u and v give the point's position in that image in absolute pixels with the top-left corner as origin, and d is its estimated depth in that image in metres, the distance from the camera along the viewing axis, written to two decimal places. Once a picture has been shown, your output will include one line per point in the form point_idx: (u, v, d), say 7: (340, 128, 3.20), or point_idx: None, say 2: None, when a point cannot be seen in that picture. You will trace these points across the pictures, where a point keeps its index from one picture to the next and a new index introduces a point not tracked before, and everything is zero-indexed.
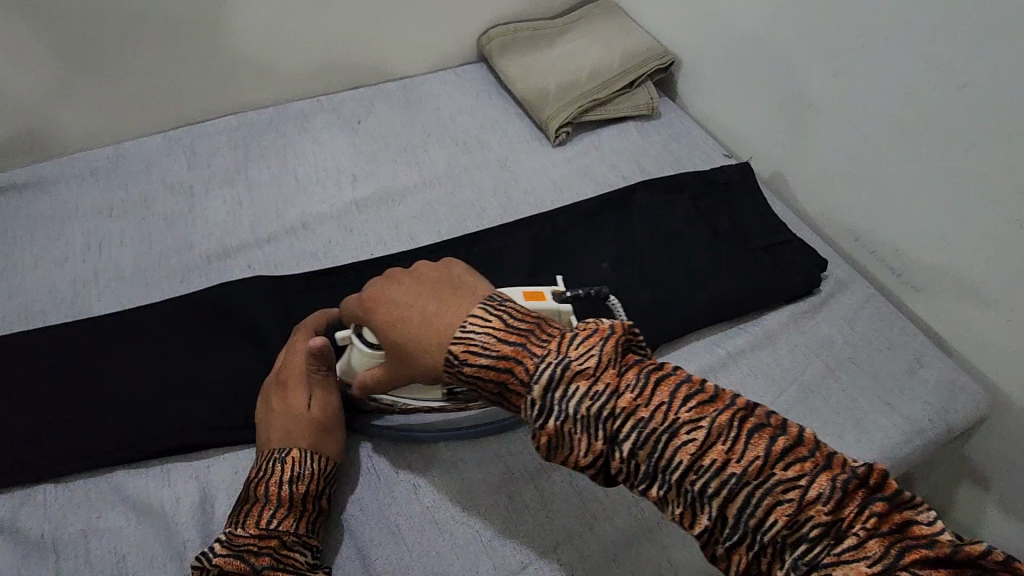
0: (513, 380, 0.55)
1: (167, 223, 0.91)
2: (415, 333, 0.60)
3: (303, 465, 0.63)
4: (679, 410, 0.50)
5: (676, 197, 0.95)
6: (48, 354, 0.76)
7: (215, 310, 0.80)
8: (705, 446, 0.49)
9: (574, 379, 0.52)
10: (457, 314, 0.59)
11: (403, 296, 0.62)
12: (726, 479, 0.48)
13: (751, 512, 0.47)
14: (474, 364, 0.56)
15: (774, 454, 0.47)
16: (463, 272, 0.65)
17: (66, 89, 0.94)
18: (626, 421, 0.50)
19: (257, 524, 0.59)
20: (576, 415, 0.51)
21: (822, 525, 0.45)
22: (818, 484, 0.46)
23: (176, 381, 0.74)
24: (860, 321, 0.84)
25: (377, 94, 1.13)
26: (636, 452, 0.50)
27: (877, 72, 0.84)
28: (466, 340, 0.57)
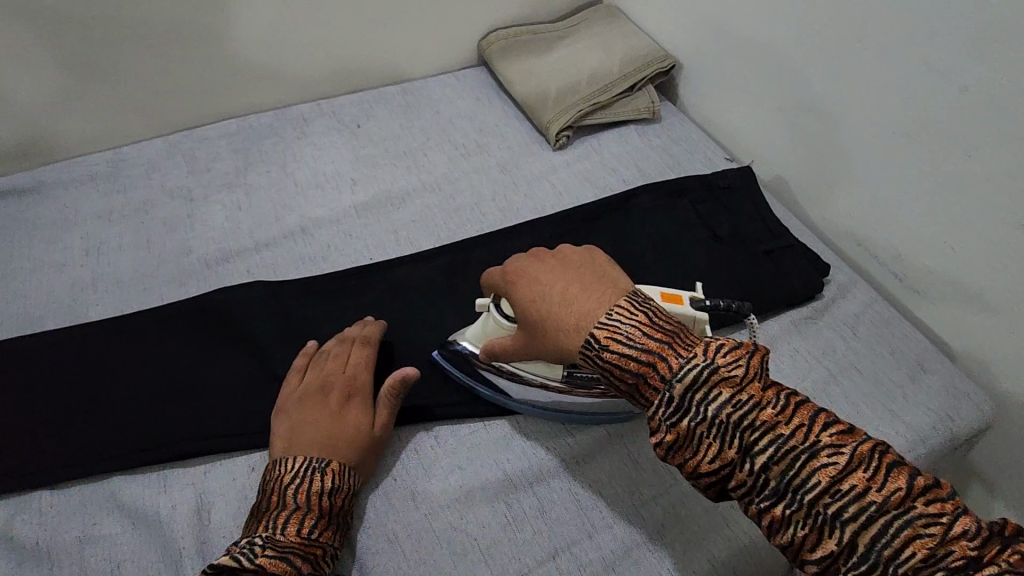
0: (651, 376, 0.55)
1: (167, 227, 0.91)
2: (558, 315, 0.61)
3: (342, 478, 0.64)
4: (821, 432, 0.49)
5: (678, 201, 0.94)
6: (45, 360, 0.75)
7: (213, 315, 0.79)
8: (843, 470, 0.48)
9: (716, 385, 0.52)
10: (601, 300, 0.59)
11: (550, 278, 0.63)
12: (863, 505, 0.46)
13: (887, 542, 0.45)
14: (616, 351, 0.56)
15: (917, 488, 0.46)
16: (607, 264, 0.64)
17: (66, 94, 0.94)
18: (764, 433, 0.50)
19: (298, 531, 0.59)
20: (713, 419, 0.51)
21: (965, 562, 0.43)
22: (962, 522, 0.45)
23: (174, 387, 0.74)
24: (863, 326, 0.83)
25: (377, 99, 1.13)
26: (769, 465, 0.50)
27: (879, 75, 0.84)
28: (610, 327, 0.57)
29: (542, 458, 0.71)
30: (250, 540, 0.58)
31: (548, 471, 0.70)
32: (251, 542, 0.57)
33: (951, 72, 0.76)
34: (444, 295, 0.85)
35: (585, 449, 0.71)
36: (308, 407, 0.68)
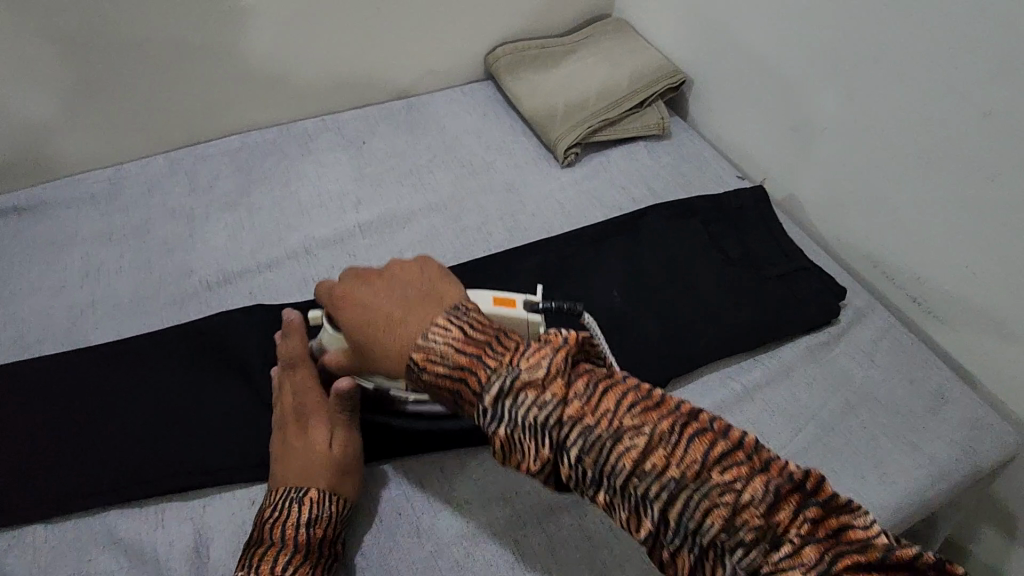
0: (466, 388, 0.55)
1: (167, 248, 0.89)
2: (381, 337, 0.61)
3: (321, 507, 0.61)
4: (623, 416, 0.51)
5: (688, 221, 0.92)
6: (42, 387, 0.74)
7: (214, 340, 0.78)
8: (647, 451, 0.49)
9: (523, 388, 0.52)
10: (422, 322, 0.59)
11: (374, 300, 0.62)
12: (665, 483, 0.48)
13: (690, 515, 0.47)
14: (432, 371, 0.57)
15: (712, 458, 0.48)
16: (434, 273, 0.65)
17: (67, 111, 0.93)
18: (573, 428, 0.51)
19: (272, 570, 0.57)
20: (524, 422, 0.52)
21: (756, 528, 0.46)
22: (752, 487, 0.47)
23: (173, 415, 0.72)
24: (880, 353, 0.81)
25: (383, 114, 1.12)
26: (583, 458, 0.51)
27: (895, 94, 0.82)
28: (426, 347, 0.57)
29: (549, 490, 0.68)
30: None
31: (555, 504, 0.67)
32: None
33: (973, 91, 0.74)
34: None
35: None
36: (276, 443, 0.67)
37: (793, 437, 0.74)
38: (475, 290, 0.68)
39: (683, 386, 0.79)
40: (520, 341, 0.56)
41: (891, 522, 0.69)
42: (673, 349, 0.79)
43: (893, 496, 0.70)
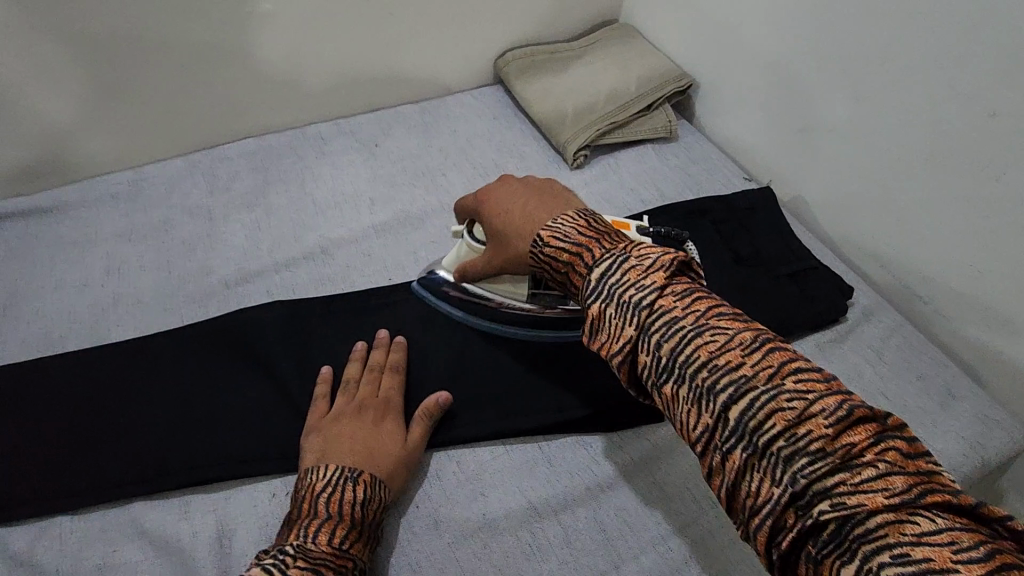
0: (578, 264, 0.59)
1: (187, 247, 0.91)
2: (516, 225, 0.67)
3: (374, 490, 0.63)
4: (712, 316, 0.51)
5: (698, 220, 0.94)
6: (67, 382, 0.75)
7: (235, 337, 0.79)
8: (725, 348, 0.49)
9: (627, 271, 0.55)
10: (554, 212, 0.65)
11: (514, 196, 0.69)
12: (737, 380, 0.48)
13: (754, 413, 0.47)
14: (554, 247, 0.61)
15: (791, 367, 0.47)
16: (565, 187, 0.70)
17: (89, 114, 0.95)
18: (659, 314, 0.52)
19: (330, 542, 0.58)
20: (618, 300, 0.54)
21: (821, 440, 0.44)
22: (825, 401, 0.45)
23: (196, 408, 0.74)
24: (888, 350, 0.82)
25: (395, 118, 1.14)
26: (661, 345, 0.51)
27: (901, 96, 0.83)
28: (553, 228, 0.63)
29: (566, 482, 0.70)
30: (281, 547, 0.57)
31: (571, 496, 0.69)
32: (280, 552, 0.56)
33: (980, 93, 0.75)
34: None
35: (610, 476, 0.71)
36: (346, 421, 0.69)
37: None
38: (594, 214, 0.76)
39: None
40: (635, 242, 0.60)
41: None
42: None
43: None
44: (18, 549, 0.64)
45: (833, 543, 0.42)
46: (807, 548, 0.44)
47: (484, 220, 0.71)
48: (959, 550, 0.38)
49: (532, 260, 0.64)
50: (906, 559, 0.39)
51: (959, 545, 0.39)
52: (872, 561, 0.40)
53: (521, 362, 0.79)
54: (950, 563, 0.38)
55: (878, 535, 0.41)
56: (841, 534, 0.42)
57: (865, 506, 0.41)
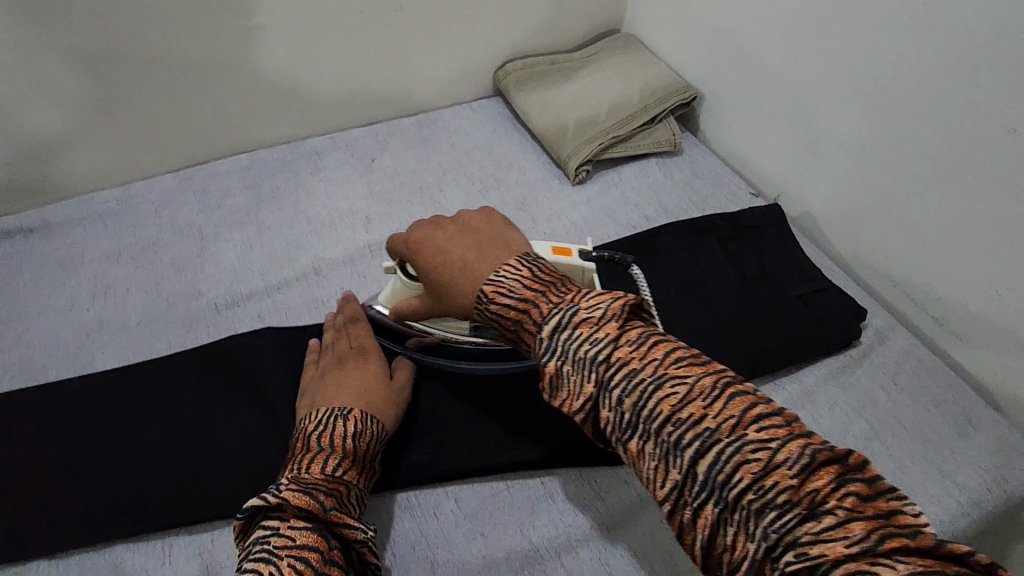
0: (526, 319, 0.58)
1: (176, 268, 0.88)
2: (457, 277, 0.65)
3: (364, 424, 0.67)
4: (669, 366, 0.51)
5: (704, 239, 0.91)
6: (50, 413, 0.72)
7: (225, 366, 0.77)
8: (686, 400, 0.49)
9: (579, 325, 0.55)
10: (494, 262, 0.63)
11: (451, 244, 0.67)
12: (700, 433, 0.48)
13: (719, 467, 0.46)
14: (499, 302, 0.60)
15: (750, 416, 0.47)
16: (503, 225, 0.69)
17: (75, 130, 0.92)
18: (618, 369, 0.52)
19: (321, 470, 0.62)
20: (575, 356, 0.54)
21: (787, 490, 0.44)
22: (786, 449, 0.45)
23: (183, 441, 0.71)
24: (903, 375, 0.79)
25: (392, 131, 1.11)
26: (624, 400, 0.51)
27: (915, 112, 0.81)
28: (495, 282, 0.61)
29: (569, 519, 0.67)
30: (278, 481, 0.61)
31: (574, 536, 0.66)
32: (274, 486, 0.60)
33: (1001, 110, 0.72)
34: None
35: (616, 513, 0.67)
36: (332, 374, 0.72)
37: None
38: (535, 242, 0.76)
39: None
40: (582, 290, 0.60)
41: None
42: None
43: None
44: None
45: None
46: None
47: (423, 272, 0.69)
48: None
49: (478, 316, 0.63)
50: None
51: None
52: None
53: (521, 391, 0.76)
54: None
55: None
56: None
57: (828, 556, 0.41)
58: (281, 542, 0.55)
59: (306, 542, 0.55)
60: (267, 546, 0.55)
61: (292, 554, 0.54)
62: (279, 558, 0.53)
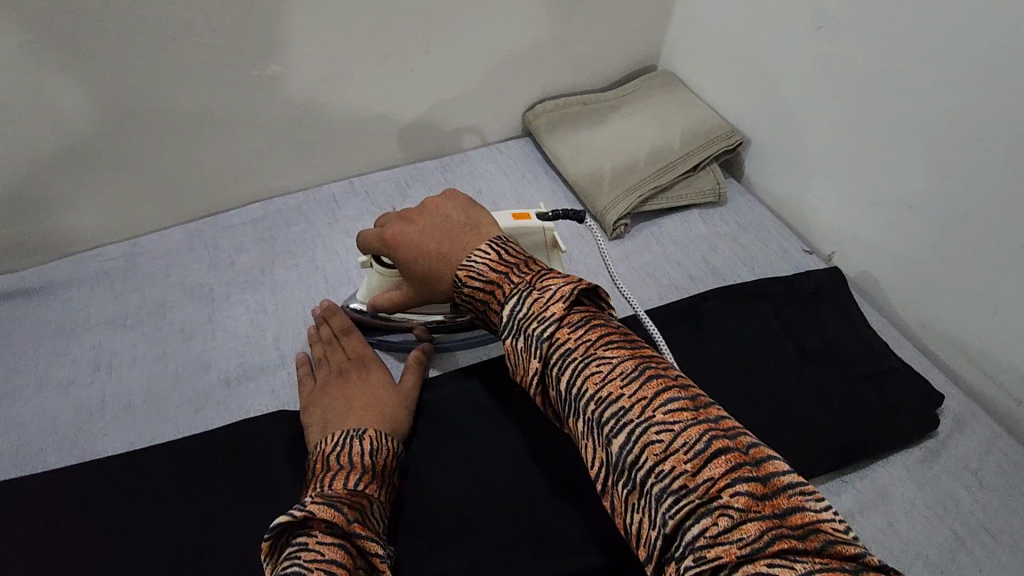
0: (493, 302, 0.58)
1: (184, 335, 0.82)
2: (432, 264, 0.64)
3: (380, 441, 0.66)
4: (599, 346, 0.50)
5: (757, 307, 0.83)
6: (43, 511, 0.66)
7: (236, 453, 0.70)
8: (608, 380, 0.48)
9: (530, 303, 0.53)
10: (465, 248, 0.62)
11: (421, 232, 0.66)
12: (616, 412, 0.46)
13: (628, 449, 0.45)
14: (471, 286, 0.60)
15: (663, 399, 0.46)
16: (471, 208, 0.67)
17: (82, 186, 0.86)
18: (550, 346, 0.51)
19: (344, 485, 0.59)
20: (516, 331, 0.53)
21: (684, 476, 0.42)
22: (687, 434, 0.44)
23: (188, 543, 0.64)
24: (987, 472, 0.71)
25: (415, 176, 1.05)
26: (558, 377, 0.50)
27: (1002, 175, 0.72)
28: (466, 267, 0.60)
29: None
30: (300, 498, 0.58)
31: None
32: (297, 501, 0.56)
33: None
34: (493, 425, 0.74)
35: None
36: (333, 386, 0.73)
37: None
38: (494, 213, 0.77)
39: None
40: (547, 271, 0.58)
41: None
42: None
43: None
44: None
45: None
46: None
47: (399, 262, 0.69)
48: None
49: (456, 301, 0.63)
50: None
51: None
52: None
53: (559, 485, 0.69)
54: None
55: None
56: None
57: (721, 559, 0.39)
58: (311, 556, 0.50)
59: (335, 557, 0.51)
60: (296, 560, 0.50)
61: (322, 568, 0.50)
62: (309, 570, 0.49)
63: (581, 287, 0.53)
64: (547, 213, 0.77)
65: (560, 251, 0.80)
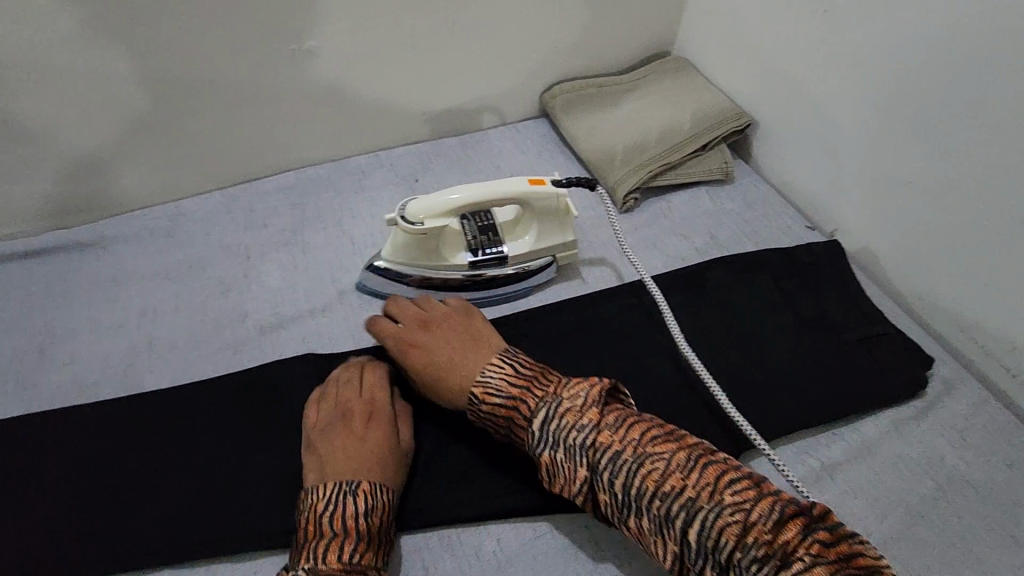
0: (515, 416, 0.63)
1: (222, 289, 0.89)
2: (445, 377, 0.69)
3: (374, 498, 0.62)
4: (646, 445, 0.57)
5: (758, 277, 0.87)
6: (97, 436, 0.73)
7: (269, 391, 0.76)
8: (666, 474, 0.55)
9: (565, 415, 0.60)
10: (480, 362, 0.69)
11: (437, 344, 0.72)
12: (683, 503, 0.53)
13: (706, 533, 0.52)
14: (490, 402, 0.65)
15: (721, 482, 0.53)
16: (481, 327, 0.74)
17: (131, 152, 0.93)
18: (604, 452, 0.57)
19: (337, 559, 0.57)
20: (563, 444, 0.59)
21: (764, 544, 0.49)
22: (757, 508, 0.51)
23: (226, 467, 0.70)
24: (973, 431, 0.75)
25: (437, 151, 1.11)
26: (615, 483, 0.56)
27: (995, 152, 0.76)
28: (482, 383, 0.66)
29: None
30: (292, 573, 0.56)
31: None
32: None
33: None
34: None
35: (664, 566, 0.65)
36: (335, 433, 0.67)
37: (879, 524, 0.67)
38: (511, 179, 0.82)
39: (759, 460, 0.72)
40: (563, 380, 0.65)
41: None
42: (746, 416, 0.74)
43: None
44: None
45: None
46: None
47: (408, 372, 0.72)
48: None
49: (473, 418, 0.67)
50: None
51: None
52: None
53: None
54: None
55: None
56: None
57: None
58: None
59: None
60: None
61: None
62: None
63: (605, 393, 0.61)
64: (561, 179, 0.84)
65: (571, 217, 0.87)
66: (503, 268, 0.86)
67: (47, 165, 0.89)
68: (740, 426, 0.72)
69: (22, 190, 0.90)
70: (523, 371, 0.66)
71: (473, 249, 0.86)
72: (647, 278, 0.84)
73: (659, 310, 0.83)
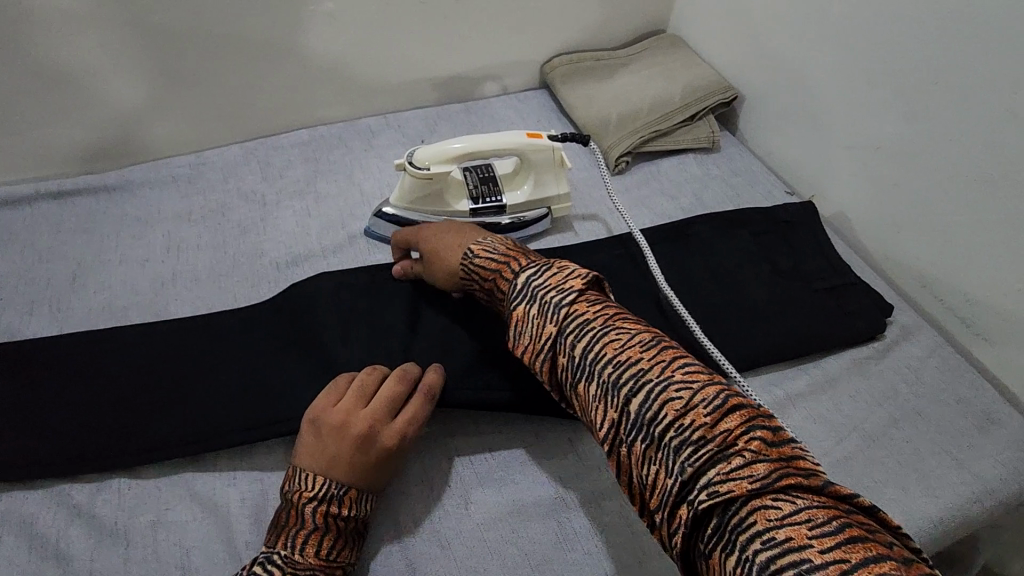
0: (504, 271, 0.69)
1: (241, 230, 0.95)
2: (452, 240, 0.78)
3: (359, 503, 0.63)
4: (616, 318, 0.58)
5: (737, 233, 0.94)
6: (123, 348, 0.78)
7: (282, 317, 0.82)
8: (627, 346, 0.55)
9: (550, 278, 0.63)
10: (485, 234, 0.77)
11: (449, 223, 0.81)
12: (635, 372, 0.53)
13: (649, 407, 0.51)
14: (485, 256, 0.72)
15: (680, 360, 0.53)
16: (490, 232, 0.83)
17: (157, 102, 0.99)
18: (574, 316, 0.59)
19: (316, 554, 0.59)
20: (542, 301, 0.61)
21: (702, 427, 0.48)
22: (705, 392, 0.50)
23: (242, 379, 0.76)
24: (928, 370, 0.82)
25: (442, 115, 1.18)
26: (575, 344, 0.57)
27: (954, 120, 0.82)
28: (483, 244, 0.74)
29: (591, 481, 0.72)
30: (267, 558, 0.59)
31: (596, 494, 0.71)
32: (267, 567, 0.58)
33: None
34: None
35: None
36: (344, 444, 0.64)
37: (836, 445, 0.75)
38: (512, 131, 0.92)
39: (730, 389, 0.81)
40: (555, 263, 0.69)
41: (930, 537, 0.69)
42: (720, 349, 0.81)
43: (937, 511, 0.70)
44: (79, 501, 0.68)
45: (716, 535, 0.45)
46: (697, 543, 0.47)
47: (420, 242, 0.81)
48: (815, 526, 0.41)
49: (459, 269, 0.75)
50: (772, 541, 0.42)
51: (815, 521, 0.42)
52: (744, 545, 0.43)
53: None
54: (806, 539, 0.41)
55: (747, 521, 0.44)
56: (721, 525, 0.45)
57: (734, 493, 0.45)
58: None
59: None
60: None
61: None
62: None
63: (595, 274, 0.63)
64: (556, 133, 0.93)
65: (566, 170, 0.96)
66: (500, 217, 0.94)
67: (78, 112, 0.96)
68: (711, 353, 0.80)
69: (57, 134, 0.97)
70: (522, 246, 0.72)
71: (474, 198, 0.94)
72: (636, 229, 0.91)
73: (644, 258, 0.90)
